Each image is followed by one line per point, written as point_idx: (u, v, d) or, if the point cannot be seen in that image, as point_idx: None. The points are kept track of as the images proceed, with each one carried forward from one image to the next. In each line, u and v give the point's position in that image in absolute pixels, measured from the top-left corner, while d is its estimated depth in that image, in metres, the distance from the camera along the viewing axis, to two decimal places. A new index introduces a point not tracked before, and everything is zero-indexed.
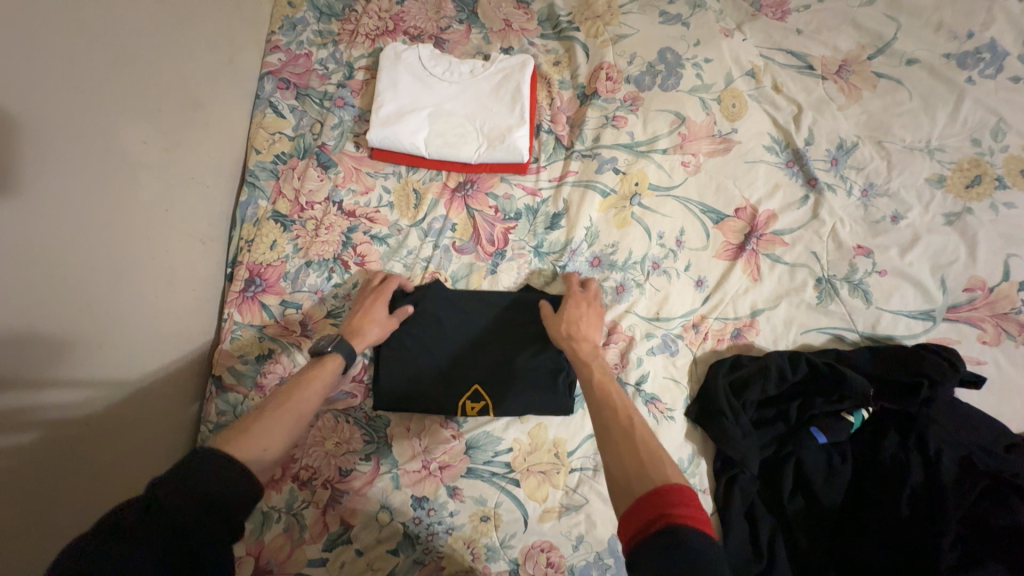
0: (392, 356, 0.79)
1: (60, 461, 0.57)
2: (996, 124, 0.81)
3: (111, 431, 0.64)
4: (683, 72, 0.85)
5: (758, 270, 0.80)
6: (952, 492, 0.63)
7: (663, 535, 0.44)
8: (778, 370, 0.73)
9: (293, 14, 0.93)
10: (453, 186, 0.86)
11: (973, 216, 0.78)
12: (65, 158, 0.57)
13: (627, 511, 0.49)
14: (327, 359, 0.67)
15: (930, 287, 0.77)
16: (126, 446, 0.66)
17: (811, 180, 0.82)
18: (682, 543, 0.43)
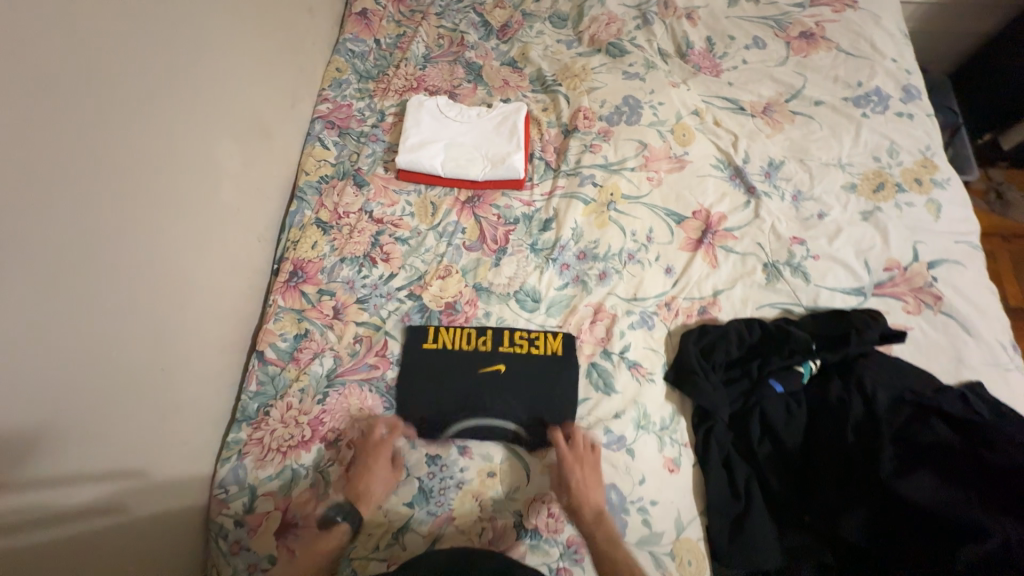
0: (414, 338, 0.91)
1: (134, 390, 0.69)
2: (890, 146, 1.04)
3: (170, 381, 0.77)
4: (642, 112, 1.09)
5: (716, 258, 0.97)
6: (886, 420, 0.75)
7: None
8: (737, 334, 0.87)
9: (339, 77, 1.19)
10: (463, 199, 1.05)
11: (882, 213, 0.97)
12: (174, 163, 0.78)
13: None
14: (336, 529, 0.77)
15: (856, 268, 0.94)
16: (180, 396, 0.78)
17: (750, 189, 1.02)
18: None
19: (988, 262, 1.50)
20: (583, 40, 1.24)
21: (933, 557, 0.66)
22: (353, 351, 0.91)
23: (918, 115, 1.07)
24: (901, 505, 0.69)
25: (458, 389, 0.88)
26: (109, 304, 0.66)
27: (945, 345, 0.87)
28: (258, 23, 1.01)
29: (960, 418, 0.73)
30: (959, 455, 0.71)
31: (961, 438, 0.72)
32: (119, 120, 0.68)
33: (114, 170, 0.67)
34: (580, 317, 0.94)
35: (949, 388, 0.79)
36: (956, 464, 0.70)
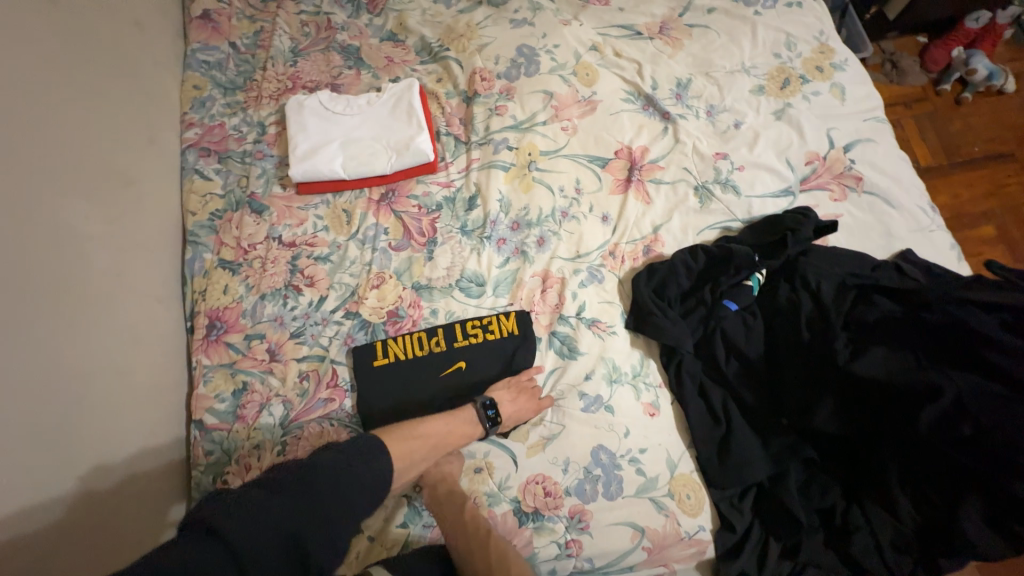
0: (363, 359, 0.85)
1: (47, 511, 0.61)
2: (786, 39, 1.03)
3: (91, 488, 0.68)
4: (540, 59, 1.02)
5: (648, 194, 0.95)
6: (834, 308, 0.78)
7: None
8: (684, 265, 0.86)
9: (200, 95, 1.04)
10: (377, 198, 0.97)
11: (794, 108, 0.97)
12: (19, 243, 0.66)
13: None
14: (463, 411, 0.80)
15: (781, 169, 0.94)
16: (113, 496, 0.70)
17: (665, 114, 0.99)
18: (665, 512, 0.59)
19: (896, 131, 1.57)
20: None
21: (900, 425, 0.69)
22: (302, 390, 0.84)
23: (806, 1, 1.07)
24: (864, 385, 0.72)
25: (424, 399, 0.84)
26: None
27: (873, 222, 0.90)
28: (76, 52, 0.85)
29: (898, 290, 0.77)
30: (905, 323, 0.74)
31: (901, 306, 0.76)
32: None
33: None
34: (529, 289, 0.90)
35: (883, 263, 0.82)
36: (903, 334, 0.73)
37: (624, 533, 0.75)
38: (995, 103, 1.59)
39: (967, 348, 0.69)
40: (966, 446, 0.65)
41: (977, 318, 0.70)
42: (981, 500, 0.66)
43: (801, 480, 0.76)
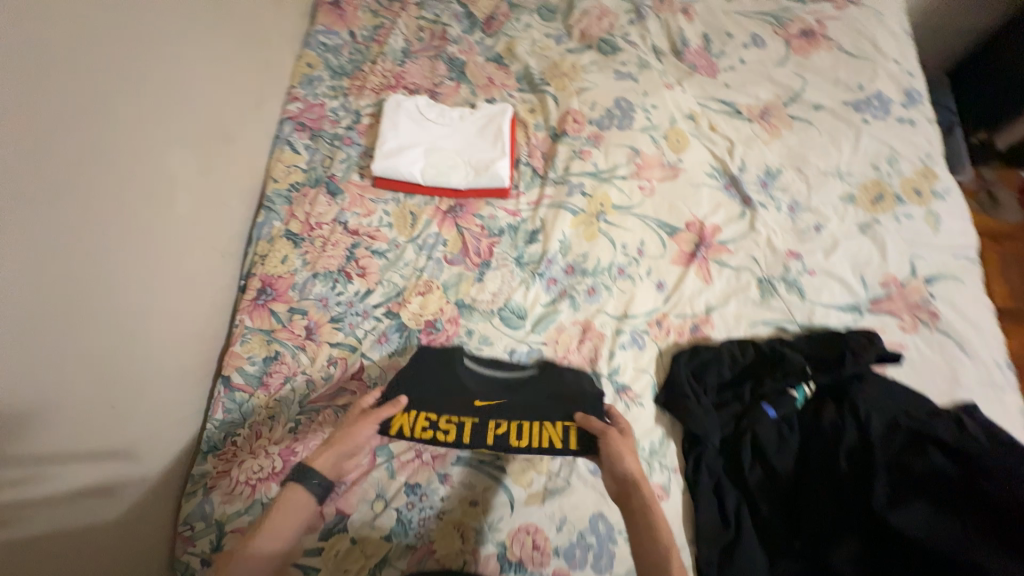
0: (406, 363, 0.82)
1: (79, 429, 0.63)
2: (889, 153, 1.00)
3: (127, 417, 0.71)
4: (635, 115, 1.03)
5: (709, 273, 0.93)
6: (880, 446, 0.74)
7: None
8: (730, 354, 0.84)
9: (311, 73, 1.11)
10: (445, 208, 0.99)
11: (881, 225, 0.94)
12: (127, 178, 0.72)
13: None
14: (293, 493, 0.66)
15: (852, 284, 0.90)
16: (142, 429, 0.73)
17: (746, 199, 0.97)
18: None
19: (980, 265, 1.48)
20: (573, 35, 1.17)
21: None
22: (327, 374, 0.86)
23: (919, 121, 1.04)
24: (896, 538, 0.67)
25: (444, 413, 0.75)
26: (57, 339, 0.60)
27: (941, 365, 0.84)
28: (218, 15, 0.93)
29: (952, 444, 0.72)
30: (953, 484, 0.69)
31: (954, 465, 0.70)
32: (64, 137, 0.62)
33: (63, 196, 0.62)
34: (567, 335, 0.90)
35: (943, 411, 0.76)
36: (948, 492, 0.69)
37: None
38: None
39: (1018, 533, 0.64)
40: None
41: None
42: None
43: None
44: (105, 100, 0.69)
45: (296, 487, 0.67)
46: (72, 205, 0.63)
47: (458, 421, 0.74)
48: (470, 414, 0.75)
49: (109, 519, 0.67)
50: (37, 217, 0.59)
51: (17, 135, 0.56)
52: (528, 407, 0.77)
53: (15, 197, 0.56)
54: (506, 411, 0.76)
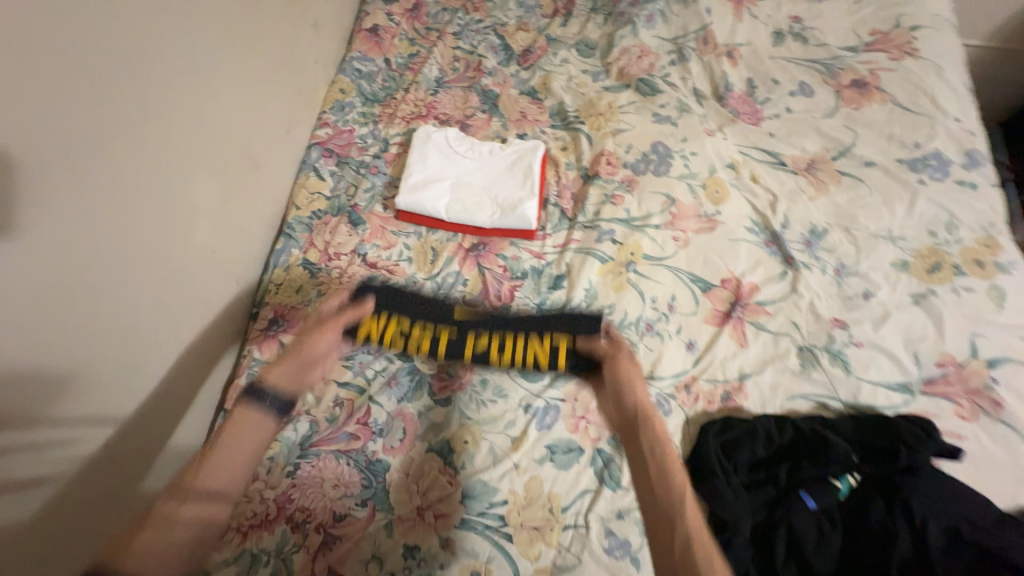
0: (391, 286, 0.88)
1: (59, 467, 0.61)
2: (948, 219, 0.93)
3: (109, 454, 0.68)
4: (672, 162, 0.98)
5: (744, 336, 0.86)
6: (938, 559, 0.66)
7: None
8: (766, 433, 0.77)
9: (343, 99, 1.10)
10: (467, 246, 0.96)
11: (937, 298, 0.86)
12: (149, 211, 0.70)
13: None
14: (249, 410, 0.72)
15: (904, 361, 0.82)
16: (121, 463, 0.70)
17: (788, 259, 0.91)
18: None
19: None
20: (611, 73, 1.14)
21: None
22: (332, 416, 0.83)
23: (982, 185, 0.96)
24: None
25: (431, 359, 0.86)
26: (51, 378, 0.58)
27: (1006, 463, 0.75)
28: (261, 42, 0.92)
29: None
30: None
31: None
32: (90, 172, 0.61)
33: (84, 235, 0.60)
34: (587, 392, 0.85)
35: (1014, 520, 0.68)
36: None
37: None
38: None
39: None
40: None
41: None
42: None
43: None
44: (136, 131, 0.67)
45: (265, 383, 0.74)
46: (92, 240, 0.62)
47: (434, 334, 0.85)
48: (448, 325, 0.85)
49: (76, 557, 0.64)
50: (49, 253, 0.56)
51: (42, 172, 0.55)
52: (506, 318, 0.87)
53: (30, 235, 0.54)
54: (486, 323, 0.86)
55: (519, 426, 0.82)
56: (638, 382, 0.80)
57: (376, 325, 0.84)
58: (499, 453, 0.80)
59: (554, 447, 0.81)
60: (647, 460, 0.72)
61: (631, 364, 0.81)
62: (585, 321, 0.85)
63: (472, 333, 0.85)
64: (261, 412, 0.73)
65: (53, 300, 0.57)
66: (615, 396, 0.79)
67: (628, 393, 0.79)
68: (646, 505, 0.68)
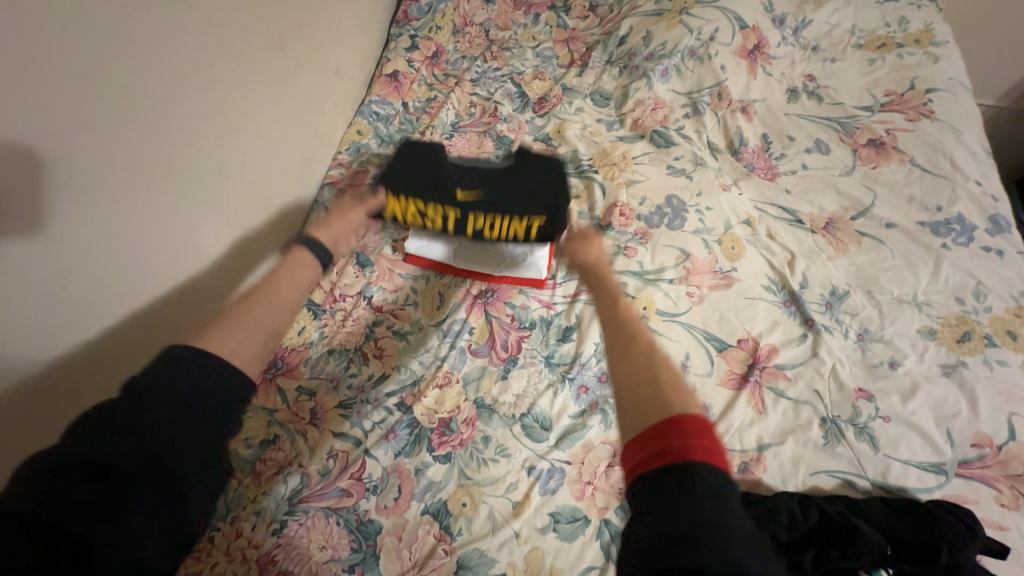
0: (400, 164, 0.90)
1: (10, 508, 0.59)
2: (974, 286, 0.90)
3: None
4: (687, 216, 0.97)
5: (763, 402, 0.81)
6: None
7: (658, 468, 0.46)
8: (789, 514, 0.70)
9: (359, 140, 1.11)
10: (476, 293, 0.93)
11: (968, 370, 0.82)
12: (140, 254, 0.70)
13: (633, 445, 0.50)
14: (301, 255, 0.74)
15: (937, 439, 0.77)
16: None
17: (808, 320, 0.87)
18: (683, 484, 0.44)
19: None
20: (626, 123, 1.15)
21: None
22: (324, 469, 0.77)
23: (1009, 252, 0.93)
24: None
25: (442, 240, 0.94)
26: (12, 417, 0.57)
27: None
28: (282, 85, 0.93)
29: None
30: None
31: None
32: (85, 221, 0.61)
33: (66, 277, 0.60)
34: (596, 456, 0.80)
35: None
36: None
37: None
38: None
39: None
40: None
41: None
42: None
43: None
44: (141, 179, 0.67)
45: (301, 254, 0.74)
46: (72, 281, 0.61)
47: (441, 214, 0.89)
48: (452, 207, 0.88)
49: None
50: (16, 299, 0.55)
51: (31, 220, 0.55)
52: (500, 187, 0.88)
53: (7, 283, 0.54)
54: (488, 205, 0.88)
55: (522, 491, 0.77)
56: (598, 248, 0.87)
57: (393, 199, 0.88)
58: (499, 519, 0.74)
59: (557, 516, 0.75)
60: (616, 313, 0.70)
61: (595, 240, 0.88)
62: (548, 163, 0.93)
63: (474, 203, 0.88)
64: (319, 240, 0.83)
65: (16, 343, 0.56)
66: (592, 270, 0.83)
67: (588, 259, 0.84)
68: (610, 347, 0.63)
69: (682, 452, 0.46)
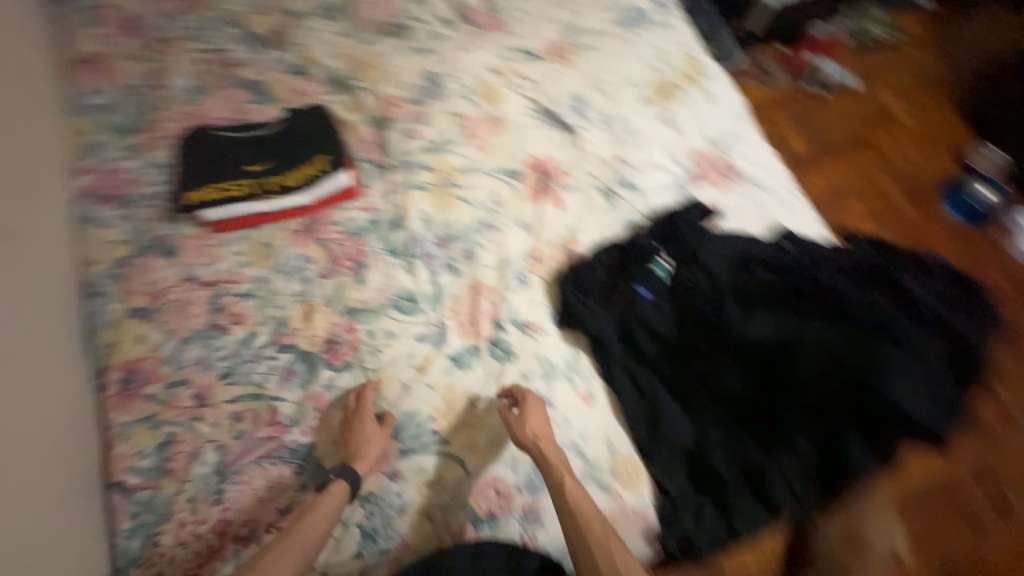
0: (190, 156, 0.99)
1: None
2: (661, 54, 1.20)
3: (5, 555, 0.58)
4: (445, 83, 1.10)
5: (560, 199, 1.03)
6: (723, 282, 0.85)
7: None
8: (599, 261, 0.95)
9: (92, 140, 1.01)
10: (299, 229, 0.97)
11: (675, 113, 1.14)
12: None
13: None
14: (332, 487, 0.75)
15: (669, 166, 1.08)
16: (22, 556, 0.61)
17: (567, 126, 1.10)
18: None
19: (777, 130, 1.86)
20: (363, 27, 1.21)
21: (785, 380, 0.77)
22: (237, 433, 0.81)
23: (674, 22, 1.24)
24: (755, 354, 0.79)
25: (252, 211, 0.95)
26: None
27: (751, 205, 1.05)
28: None
29: (774, 261, 0.85)
30: (778, 290, 0.82)
31: (775, 273, 0.84)
32: None
33: None
34: (461, 300, 0.94)
35: (759, 240, 0.90)
36: (779, 299, 0.81)
37: None
38: (845, 99, 1.94)
39: (824, 298, 0.78)
40: (841, 390, 0.73)
41: (838, 283, 0.79)
42: (858, 433, 0.75)
43: (723, 443, 0.81)
44: None
45: (337, 481, 0.75)
46: None
47: (240, 184, 0.96)
48: (247, 177, 0.97)
49: None
50: None
51: None
52: (287, 154, 1.00)
53: None
54: (280, 166, 0.99)
55: (419, 355, 0.89)
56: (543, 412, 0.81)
57: (194, 191, 0.94)
58: (409, 382, 0.87)
59: (456, 356, 0.90)
60: (565, 492, 0.75)
61: (536, 408, 0.81)
62: (314, 112, 1.06)
63: (267, 171, 0.98)
64: (337, 502, 0.74)
65: None
66: (537, 454, 0.77)
67: (529, 439, 0.78)
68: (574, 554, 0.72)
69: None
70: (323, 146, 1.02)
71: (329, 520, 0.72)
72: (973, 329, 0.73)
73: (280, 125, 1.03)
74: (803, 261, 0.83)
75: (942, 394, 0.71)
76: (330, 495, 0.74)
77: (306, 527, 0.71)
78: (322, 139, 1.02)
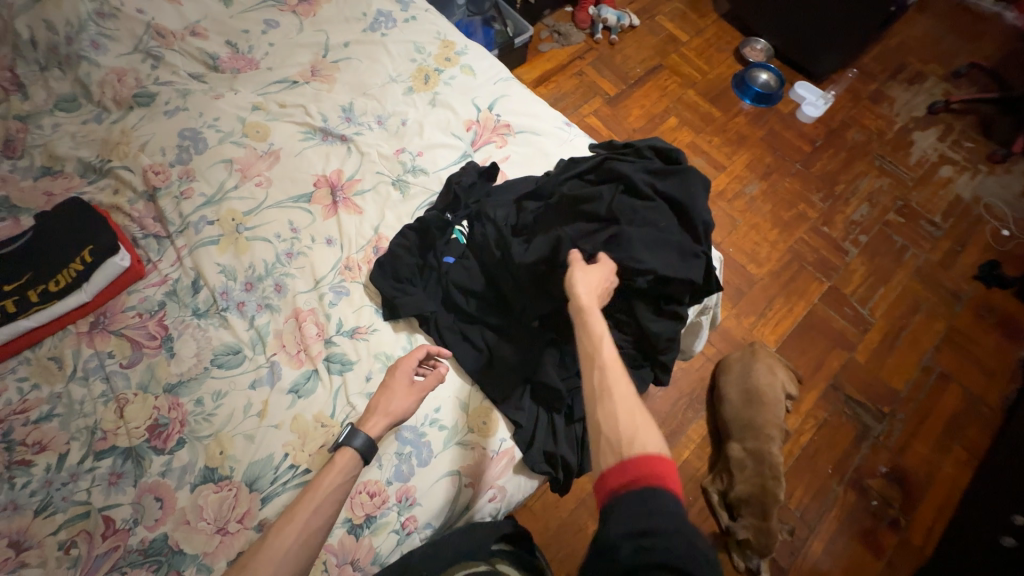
0: None
1: None
2: (414, 46, 1.26)
3: None
4: (204, 135, 1.09)
5: (357, 205, 1.06)
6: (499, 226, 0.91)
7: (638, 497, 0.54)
8: (403, 247, 0.97)
9: None
10: (86, 327, 0.92)
11: (441, 93, 1.20)
12: None
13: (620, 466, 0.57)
14: (342, 453, 0.77)
15: (451, 141, 1.14)
16: None
17: (343, 137, 1.12)
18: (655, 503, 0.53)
19: (585, 78, 2.04)
20: (108, 107, 1.16)
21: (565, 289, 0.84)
22: (72, 559, 0.74)
23: (419, 14, 1.32)
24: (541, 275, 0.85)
25: (24, 331, 0.88)
26: None
27: (532, 152, 1.14)
28: None
29: (533, 192, 0.94)
30: (541, 215, 0.90)
31: (538, 203, 0.93)
32: None
33: None
34: (286, 333, 0.93)
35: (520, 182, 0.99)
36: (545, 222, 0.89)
37: (445, 485, 0.82)
38: (630, 36, 2.15)
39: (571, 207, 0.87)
40: None
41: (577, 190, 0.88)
42: (643, 303, 0.82)
43: (558, 360, 0.89)
44: None
45: (346, 449, 0.77)
46: None
47: None
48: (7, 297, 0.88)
49: None
50: None
51: None
52: (46, 260, 0.92)
53: None
54: (44, 274, 0.91)
55: (256, 402, 0.87)
56: (601, 277, 0.75)
57: None
58: (251, 432, 0.84)
59: (295, 387, 0.88)
60: (604, 351, 0.65)
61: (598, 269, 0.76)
62: (70, 206, 0.97)
63: (29, 285, 0.90)
64: (343, 474, 0.76)
65: None
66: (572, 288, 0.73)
67: (579, 288, 0.72)
68: (588, 387, 0.64)
69: (639, 484, 0.55)
70: (84, 237, 0.94)
71: (337, 488, 0.75)
72: (677, 184, 0.84)
73: (29, 233, 0.94)
74: (551, 183, 0.92)
75: (680, 247, 0.80)
76: (337, 464, 0.76)
77: (312, 497, 0.73)
78: (82, 230, 0.94)
